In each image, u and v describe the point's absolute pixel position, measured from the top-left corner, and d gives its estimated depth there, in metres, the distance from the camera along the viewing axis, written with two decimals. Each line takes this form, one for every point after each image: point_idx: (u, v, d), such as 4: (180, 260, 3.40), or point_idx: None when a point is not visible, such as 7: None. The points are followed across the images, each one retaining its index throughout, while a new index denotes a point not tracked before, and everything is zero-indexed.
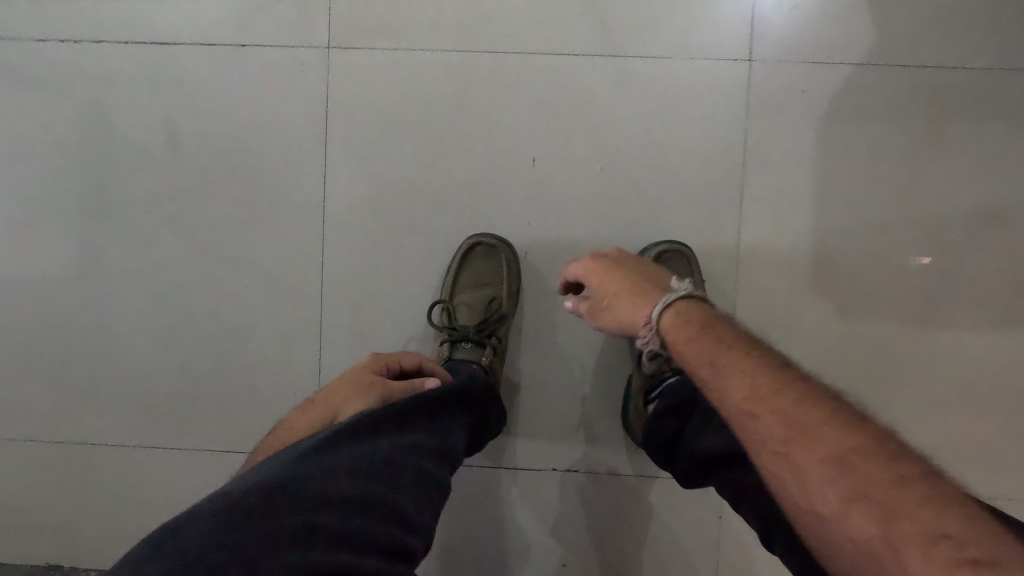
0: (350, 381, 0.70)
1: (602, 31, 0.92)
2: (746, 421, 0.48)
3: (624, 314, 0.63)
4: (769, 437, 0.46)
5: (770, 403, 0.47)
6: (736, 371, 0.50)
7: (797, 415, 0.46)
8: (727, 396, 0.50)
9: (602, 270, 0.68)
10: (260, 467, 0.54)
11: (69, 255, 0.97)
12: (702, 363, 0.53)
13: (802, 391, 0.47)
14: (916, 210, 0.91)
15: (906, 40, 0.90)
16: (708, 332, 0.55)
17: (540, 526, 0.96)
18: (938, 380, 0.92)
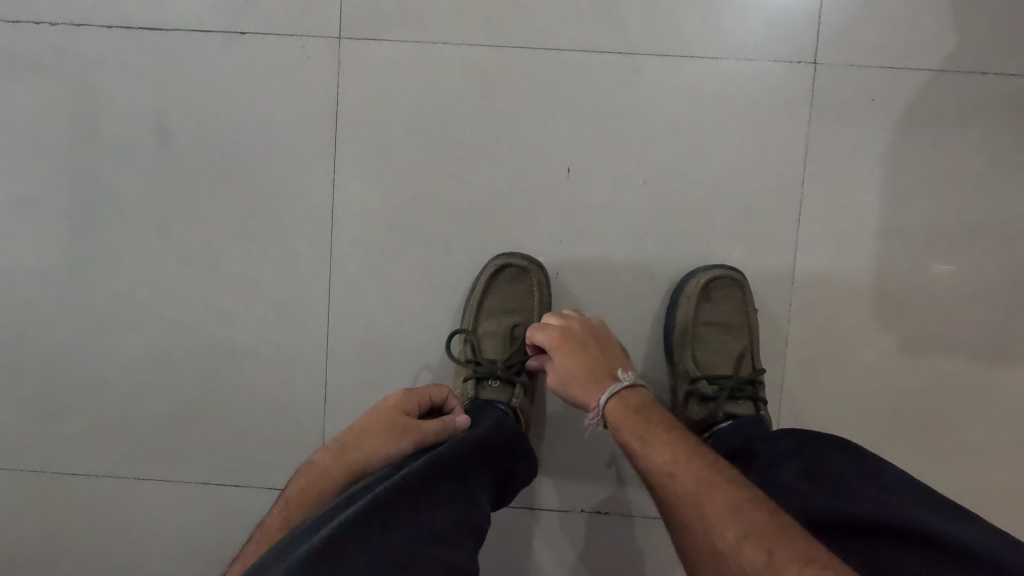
0: (379, 427, 0.61)
1: (648, 27, 0.82)
2: (663, 481, 0.55)
3: (578, 395, 0.66)
4: (682, 492, 0.53)
5: (685, 467, 0.54)
6: (659, 438, 0.57)
7: (703, 472, 0.53)
8: (651, 461, 0.56)
9: (561, 346, 0.68)
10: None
11: (45, 263, 0.87)
12: (632, 431, 0.59)
13: (709, 458, 0.55)
14: (994, 234, 0.82)
15: (990, 45, 0.81)
16: (642, 409, 0.61)
17: (564, 573, 0.87)
18: (1011, 424, 0.82)
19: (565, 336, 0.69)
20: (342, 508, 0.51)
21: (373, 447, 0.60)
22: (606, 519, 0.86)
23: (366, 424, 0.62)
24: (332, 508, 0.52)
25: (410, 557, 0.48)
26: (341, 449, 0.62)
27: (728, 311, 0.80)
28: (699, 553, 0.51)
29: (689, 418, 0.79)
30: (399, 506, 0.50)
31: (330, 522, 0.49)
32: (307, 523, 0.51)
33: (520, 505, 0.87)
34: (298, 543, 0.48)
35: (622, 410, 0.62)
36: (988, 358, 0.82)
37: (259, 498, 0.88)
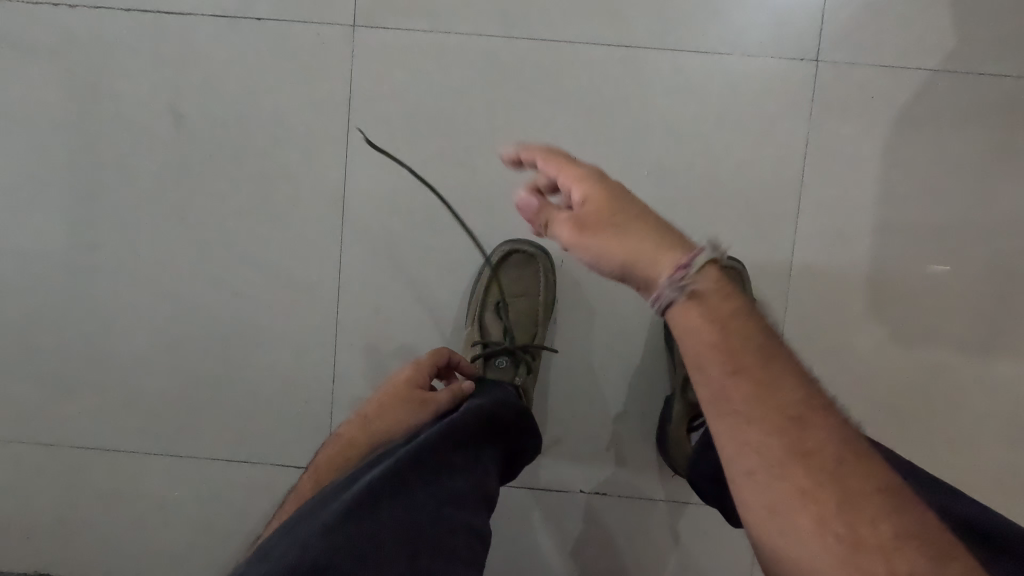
0: (393, 398, 0.67)
1: (656, 21, 0.84)
2: (772, 439, 0.42)
3: (649, 245, 0.47)
4: (804, 454, 0.41)
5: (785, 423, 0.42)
6: (775, 384, 0.43)
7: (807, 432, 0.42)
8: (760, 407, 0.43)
9: (600, 188, 0.48)
10: (290, 540, 0.50)
11: (60, 241, 0.89)
12: (734, 350, 0.44)
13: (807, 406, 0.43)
14: (986, 229, 0.84)
15: (987, 47, 0.83)
16: (721, 297, 0.46)
17: (562, 551, 0.90)
18: (993, 412, 0.85)
19: (610, 197, 0.48)
20: (367, 469, 0.55)
21: (391, 417, 0.66)
22: (605, 499, 0.89)
23: (382, 397, 0.69)
24: (359, 470, 0.56)
25: (432, 514, 0.52)
26: (366, 420, 0.68)
27: None
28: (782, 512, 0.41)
29: (686, 402, 0.81)
30: (420, 468, 0.54)
31: (358, 482, 0.53)
32: (335, 484, 0.55)
33: (522, 484, 0.89)
34: (329, 502, 0.53)
35: (731, 326, 0.45)
36: (975, 349, 0.85)
37: (267, 475, 0.90)
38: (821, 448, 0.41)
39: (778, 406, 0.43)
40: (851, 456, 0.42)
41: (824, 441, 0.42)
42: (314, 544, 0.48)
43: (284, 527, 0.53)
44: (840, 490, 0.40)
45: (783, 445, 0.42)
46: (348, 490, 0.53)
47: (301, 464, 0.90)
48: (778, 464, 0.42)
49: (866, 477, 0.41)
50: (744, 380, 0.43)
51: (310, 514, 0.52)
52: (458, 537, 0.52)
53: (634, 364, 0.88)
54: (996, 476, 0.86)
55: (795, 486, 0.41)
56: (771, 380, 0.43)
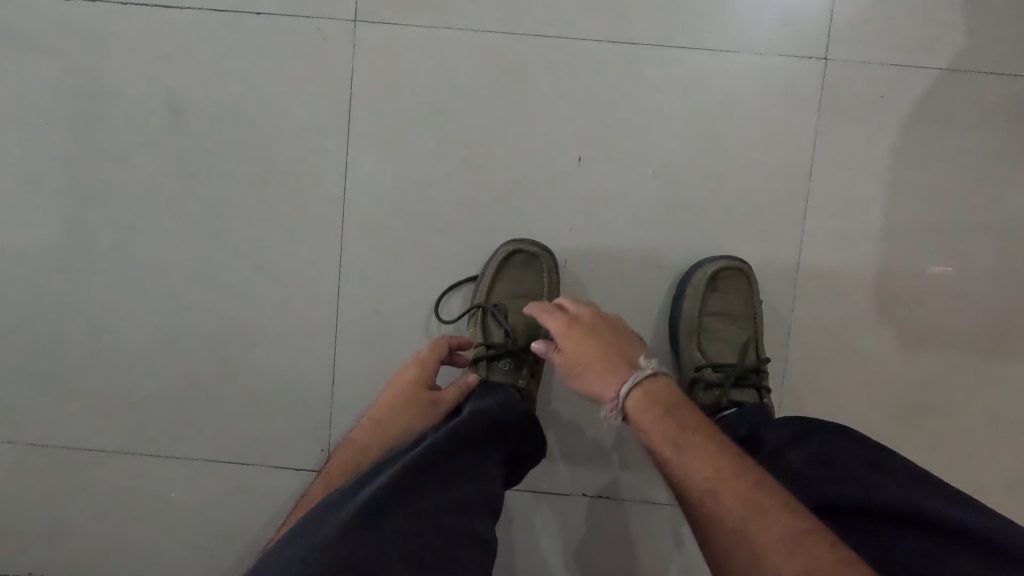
0: (404, 402, 0.68)
1: (663, 18, 0.83)
2: (699, 503, 0.55)
3: (606, 374, 0.64)
4: (726, 513, 0.53)
5: (702, 486, 0.55)
6: (692, 457, 0.57)
7: (720, 494, 0.54)
8: (683, 477, 0.56)
9: (567, 332, 0.68)
10: (292, 551, 0.49)
11: (55, 238, 0.87)
12: (660, 442, 0.58)
13: (720, 472, 0.55)
14: (996, 230, 0.83)
15: (998, 45, 0.82)
16: (648, 401, 0.61)
17: (565, 555, 0.88)
18: (1001, 415, 0.84)
19: (580, 342, 0.67)
20: (370, 477, 0.54)
21: (403, 421, 0.67)
22: (608, 503, 0.88)
23: (391, 401, 0.69)
24: (361, 478, 0.55)
25: (437, 522, 0.51)
26: (374, 426, 0.68)
27: (734, 301, 0.82)
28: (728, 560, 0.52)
29: None
30: (424, 475, 0.53)
31: (361, 490, 0.52)
32: (337, 493, 0.54)
33: (524, 488, 0.88)
34: (332, 511, 0.51)
35: (658, 421, 0.60)
36: (984, 351, 0.84)
37: (265, 477, 0.89)
38: (729, 507, 0.53)
39: (697, 478, 0.55)
40: (754, 509, 0.52)
41: (731, 499, 0.53)
42: (319, 556, 0.47)
43: (289, 535, 0.52)
44: (748, 540, 0.51)
45: (704, 510, 0.54)
46: (353, 498, 0.52)
47: (300, 467, 0.89)
48: (704, 521, 0.55)
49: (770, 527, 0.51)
50: (672, 460, 0.57)
51: (314, 521, 0.51)
52: (463, 546, 0.51)
53: None
54: (1005, 480, 0.85)
55: (720, 537, 0.53)
56: (688, 457, 0.57)
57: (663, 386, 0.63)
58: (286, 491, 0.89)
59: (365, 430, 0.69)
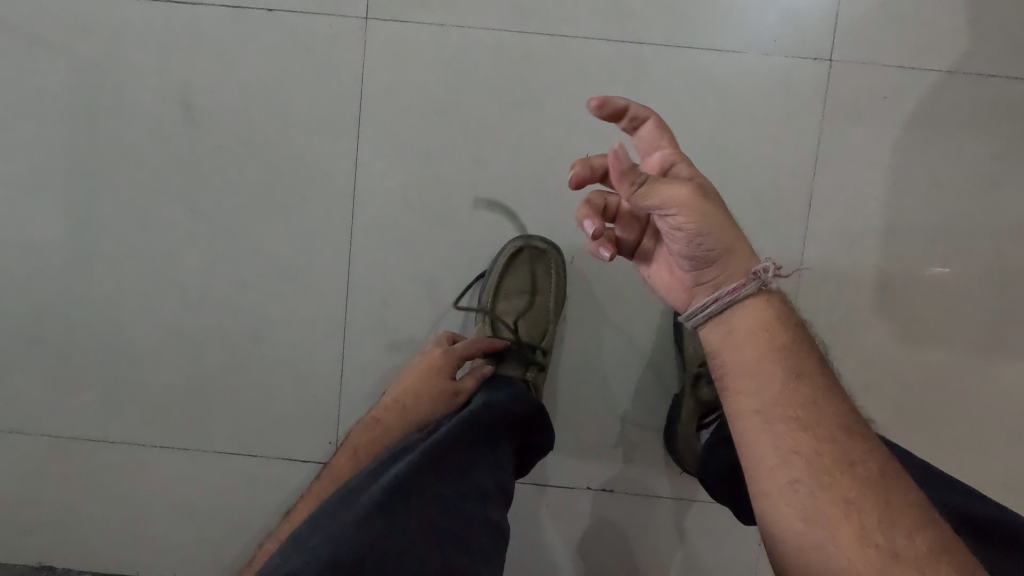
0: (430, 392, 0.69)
1: (669, 18, 0.84)
2: (783, 405, 0.49)
3: (736, 247, 0.50)
4: (805, 426, 0.48)
5: (791, 394, 0.49)
6: (791, 365, 0.50)
7: (806, 408, 0.49)
8: (775, 378, 0.50)
9: (712, 190, 0.50)
10: (320, 535, 0.50)
11: (66, 230, 0.88)
12: (769, 337, 0.51)
13: (815, 392, 0.50)
14: (996, 231, 0.85)
15: (1000, 49, 0.83)
16: (776, 310, 0.52)
17: (569, 546, 0.90)
18: (1000, 412, 0.86)
19: (725, 208, 0.50)
20: (390, 463, 0.56)
21: (426, 406, 0.68)
22: (612, 496, 0.89)
23: (416, 387, 0.70)
24: (381, 463, 0.56)
25: (457, 510, 0.53)
26: (398, 408, 0.70)
27: None
28: (774, 457, 0.48)
29: (697, 400, 0.81)
30: (443, 463, 0.54)
31: (385, 474, 0.54)
32: (358, 478, 0.55)
33: (530, 481, 0.89)
34: (356, 497, 0.52)
35: (775, 322, 0.51)
36: (983, 350, 0.85)
37: (273, 468, 0.90)
38: (812, 421, 0.48)
39: (788, 385, 0.50)
40: (835, 434, 0.48)
41: (818, 414, 0.49)
42: (351, 534, 0.49)
43: (310, 520, 0.53)
44: (815, 448, 0.48)
45: (781, 411, 0.49)
46: (375, 482, 0.53)
47: (308, 459, 0.90)
48: (775, 416, 0.49)
49: (841, 449, 0.48)
50: (768, 357, 0.50)
51: (340, 505, 0.52)
52: (482, 532, 0.53)
53: (642, 360, 0.88)
54: (1001, 476, 0.86)
55: (776, 433, 0.48)
56: (789, 361, 0.50)
57: (771, 295, 0.52)
58: (293, 483, 0.90)
59: (387, 409, 0.71)
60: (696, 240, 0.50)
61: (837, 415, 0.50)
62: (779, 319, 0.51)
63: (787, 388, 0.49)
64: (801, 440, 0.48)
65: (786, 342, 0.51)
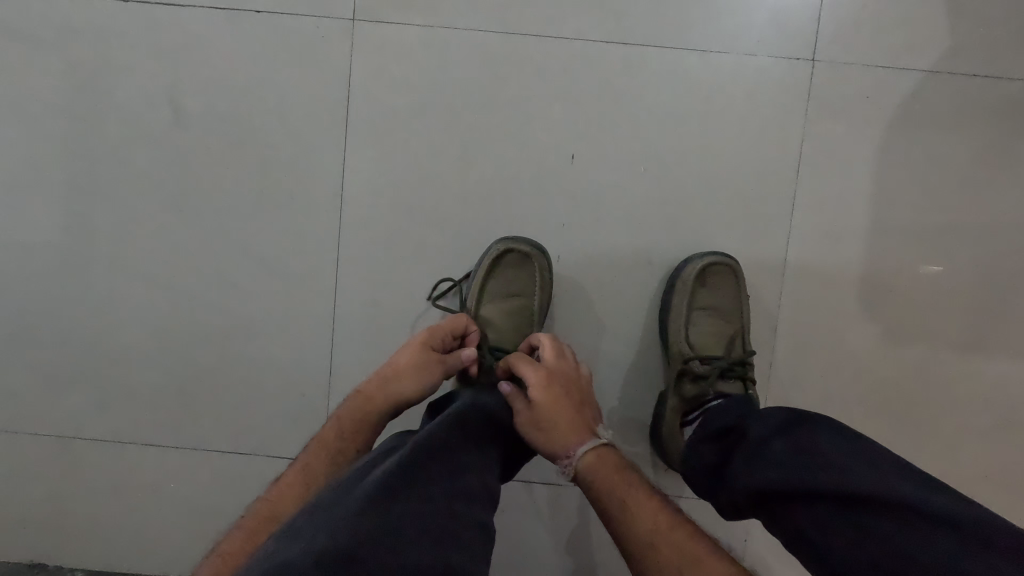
0: (421, 377, 0.69)
1: (653, 19, 0.84)
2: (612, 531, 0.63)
3: (555, 444, 0.67)
4: (627, 545, 0.61)
5: (613, 522, 0.63)
6: (608, 496, 0.64)
7: (624, 530, 0.62)
8: (603, 513, 0.64)
9: (539, 399, 0.68)
10: (311, 527, 0.49)
11: (56, 231, 0.89)
12: (590, 484, 0.66)
13: (628, 514, 0.62)
14: (977, 229, 0.85)
15: (981, 49, 0.84)
16: (592, 462, 0.66)
17: (556, 543, 0.90)
18: (981, 408, 0.87)
19: (543, 413, 0.67)
20: (379, 462, 0.56)
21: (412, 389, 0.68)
22: None
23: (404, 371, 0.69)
24: (370, 463, 0.57)
25: (446, 507, 0.52)
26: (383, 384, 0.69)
27: (722, 296, 0.84)
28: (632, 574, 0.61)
29: (680, 397, 0.82)
30: (432, 458, 0.55)
31: (374, 473, 0.54)
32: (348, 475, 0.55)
33: (518, 479, 0.90)
34: (347, 492, 0.52)
35: (591, 471, 0.66)
36: (965, 346, 0.86)
37: (264, 467, 0.91)
38: (629, 540, 0.61)
39: (610, 516, 0.63)
40: (645, 544, 0.60)
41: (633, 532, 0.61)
42: (342, 526, 0.48)
43: (297, 517, 0.52)
44: (638, 561, 0.60)
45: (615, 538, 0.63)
46: (366, 480, 0.53)
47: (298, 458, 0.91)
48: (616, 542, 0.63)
49: (652, 556, 0.59)
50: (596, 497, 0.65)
51: (330, 501, 0.52)
52: (470, 529, 0.52)
53: (628, 359, 0.88)
54: (983, 471, 0.87)
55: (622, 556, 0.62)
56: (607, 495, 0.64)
57: (591, 459, 0.66)
58: None
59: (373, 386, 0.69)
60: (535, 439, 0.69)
61: (650, 528, 0.61)
62: (597, 469, 0.66)
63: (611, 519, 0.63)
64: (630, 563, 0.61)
65: (603, 483, 0.65)
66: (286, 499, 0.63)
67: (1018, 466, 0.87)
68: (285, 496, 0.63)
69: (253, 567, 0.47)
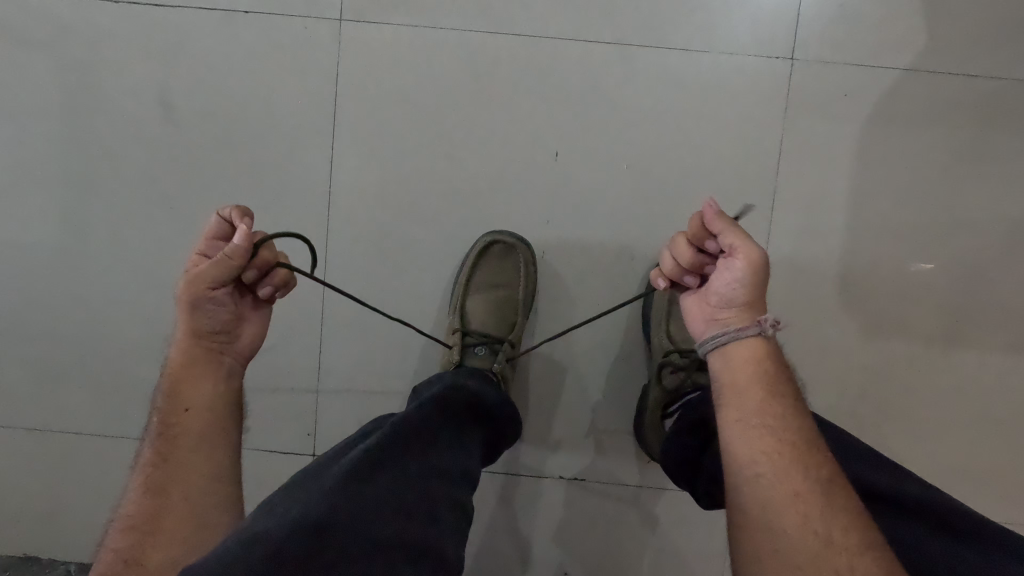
0: (196, 305, 0.57)
1: (635, 19, 0.86)
2: (759, 406, 0.55)
3: (759, 303, 0.57)
4: (777, 430, 0.54)
5: (767, 400, 0.55)
6: (773, 376, 0.56)
7: (775, 411, 0.55)
8: (757, 385, 0.55)
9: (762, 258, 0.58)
10: (290, 497, 0.51)
11: (48, 228, 0.90)
12: (755, 358, 0.56)
13: (788, 403, 0.56)
14: (954, 224, 0.87)
15: (957, 47, 0.85)
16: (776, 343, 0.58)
17: (542, 534, 0.92)
18: (960, 400, 0.88)
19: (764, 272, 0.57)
20: (360, 440, 0.58)
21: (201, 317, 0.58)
22: (584, 485, 0.91)
23: (181, 309, 0.58)
24: (352, 442, 0.59)
25: (421, 482, 0.54)
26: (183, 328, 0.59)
27: None
28: (758, 451, 0.53)
29: (661, 388, 0.82)
30: (413, 439, 0.56)
31: (356, 448, 0.56)
32: (330, 454, 0.57)
33: (501, 471, 0.91)
34: (327, 466, 0.54)
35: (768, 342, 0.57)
36: (943, 339, 0.88)
37: (254, 461, 0.92)
38: (780, 424, 0.54)
39: (764, 392, 0.55)
40: (796, 438, 0.54)
41: (786, 416, 0.55)
42: (318, 496, 0.50)
43: (276, 490, 0.54)
44: (784, 445, 0.53)
45: (757, 411, 0.54)
46: (346, 455, 0.55)
47: (288, 451, 0.92)
48: (751, 413, 0.55)
49: (805, 450, 0.53)
50: (750, 369, 0.56)
51: (312, 474, 0.54)
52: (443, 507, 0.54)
53: (613, 353, 0.90)
54: (962, 462, 0.89)
55: (753, 429, 0.54)
56: (772, 373, 0.56)
57: (773, 339, 0.57)
58: (274, 474, 0.93)
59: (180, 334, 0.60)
60: (727, 289, 0.57)
61: (803, 424, 0.55)
62: (774, 352, 0.58)
63: (765, 393, 0.55)
64: (746, 431, 0.54)
65: (772, 362, 0.57)
66: (142, 502, 0.57)
67: (998, 458, 0.89)
68: (139, 498, 0.57)
69: (225, 537, 0.48)
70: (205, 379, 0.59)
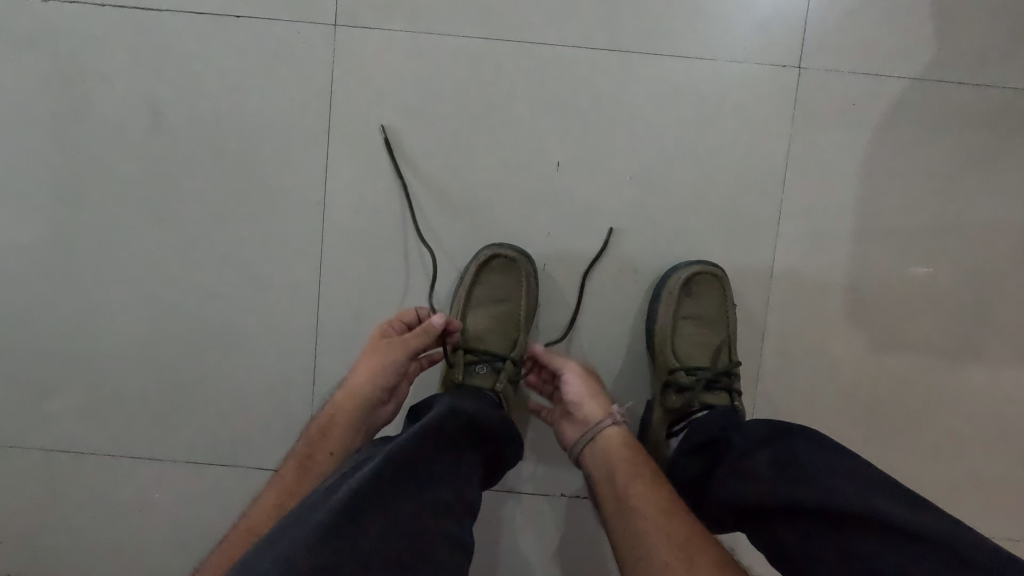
0: (380, 365, 0.71)
1: (639, 26, 0.84)
2: (627, 485, 0.64)
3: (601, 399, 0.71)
4: (642, 506, 0.62)
5: (632, 481, 0.64)
6: (636, 460, 0.66)
7: (641, 488, 0.63)
8: (623, 470, 0.65)
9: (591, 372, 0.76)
10: (275, 555, 0.48)
11: (32, 240, 0.87)
12: (619, 448, 0.67)
13: (654, 481, 0.64)
14: (962, 236, 0.85)
15: (967, 56, 0.84)
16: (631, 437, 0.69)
17: (542, 554, 0.90)
18: (968, 414, 0.87)
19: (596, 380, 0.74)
20: (348, 477, 0.55)
21: (373, 375, 0.71)
22: (585, 504, 0.89)
23: (370, 361, 0.72)
24: (339, 479, 0.56)
25: (415, 521, 0.52)
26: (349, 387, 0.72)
27: (707, 305, 0.83)
28: (631, 529, 0.61)
29: (665, 407, 0.81)
30: (401, 478, 0.53)
31: (342, 488, 0.53)
32: (316, 495, 0.54)
33: (501, 488, 0.89)
34: (312, 513, 0.51)
35: (628, 437, 0.69)
36: (951, 354, 0.86)
37: (248, 478, 0.90)
38: (646, 500, 0.62)
39: (627, 475, 0.64)
40: (663, 510, 0.61)
41: (653, 492, 0.63)
42: (305, 555, 0.47)
43: (262, 542, 0.52)
44: (650, 517, 0.61)
45: (626, 492, 0.63)
46: (333, 499, 0.52)
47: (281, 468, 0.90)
48: (621, 494, 0.64)
49: (671, 520, 0.60)
50: (615, 457, 0.66)
51: (297, 522, 0.51)
52: (441, 546, 0.52)
53: (616, 369, 0.88)
54: (970, 478, 0.87)
55: (625, 507, 0.62)
56: (634, 457, 0.66)
57: (627, 431, 0.69)
58: None
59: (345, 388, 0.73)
60: (571, 393, 0.72)
61: (670, 499, 0.63)
62: (634, 443, 0.68)
63: (629, 474, 0.65)
64: (620, 512, 0.63)
65: (635, 449, 0.67)
66: (265, 520, 0.65)
67: (1005, 473, 0.87)
68: (264, 516, 0.66)
69: None
70: (352, 430, 0.71)
